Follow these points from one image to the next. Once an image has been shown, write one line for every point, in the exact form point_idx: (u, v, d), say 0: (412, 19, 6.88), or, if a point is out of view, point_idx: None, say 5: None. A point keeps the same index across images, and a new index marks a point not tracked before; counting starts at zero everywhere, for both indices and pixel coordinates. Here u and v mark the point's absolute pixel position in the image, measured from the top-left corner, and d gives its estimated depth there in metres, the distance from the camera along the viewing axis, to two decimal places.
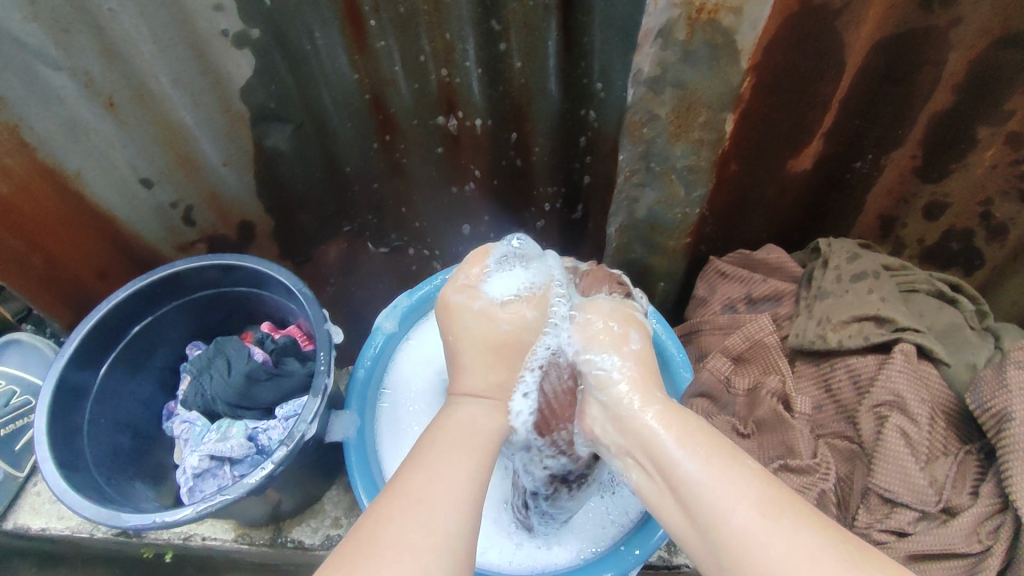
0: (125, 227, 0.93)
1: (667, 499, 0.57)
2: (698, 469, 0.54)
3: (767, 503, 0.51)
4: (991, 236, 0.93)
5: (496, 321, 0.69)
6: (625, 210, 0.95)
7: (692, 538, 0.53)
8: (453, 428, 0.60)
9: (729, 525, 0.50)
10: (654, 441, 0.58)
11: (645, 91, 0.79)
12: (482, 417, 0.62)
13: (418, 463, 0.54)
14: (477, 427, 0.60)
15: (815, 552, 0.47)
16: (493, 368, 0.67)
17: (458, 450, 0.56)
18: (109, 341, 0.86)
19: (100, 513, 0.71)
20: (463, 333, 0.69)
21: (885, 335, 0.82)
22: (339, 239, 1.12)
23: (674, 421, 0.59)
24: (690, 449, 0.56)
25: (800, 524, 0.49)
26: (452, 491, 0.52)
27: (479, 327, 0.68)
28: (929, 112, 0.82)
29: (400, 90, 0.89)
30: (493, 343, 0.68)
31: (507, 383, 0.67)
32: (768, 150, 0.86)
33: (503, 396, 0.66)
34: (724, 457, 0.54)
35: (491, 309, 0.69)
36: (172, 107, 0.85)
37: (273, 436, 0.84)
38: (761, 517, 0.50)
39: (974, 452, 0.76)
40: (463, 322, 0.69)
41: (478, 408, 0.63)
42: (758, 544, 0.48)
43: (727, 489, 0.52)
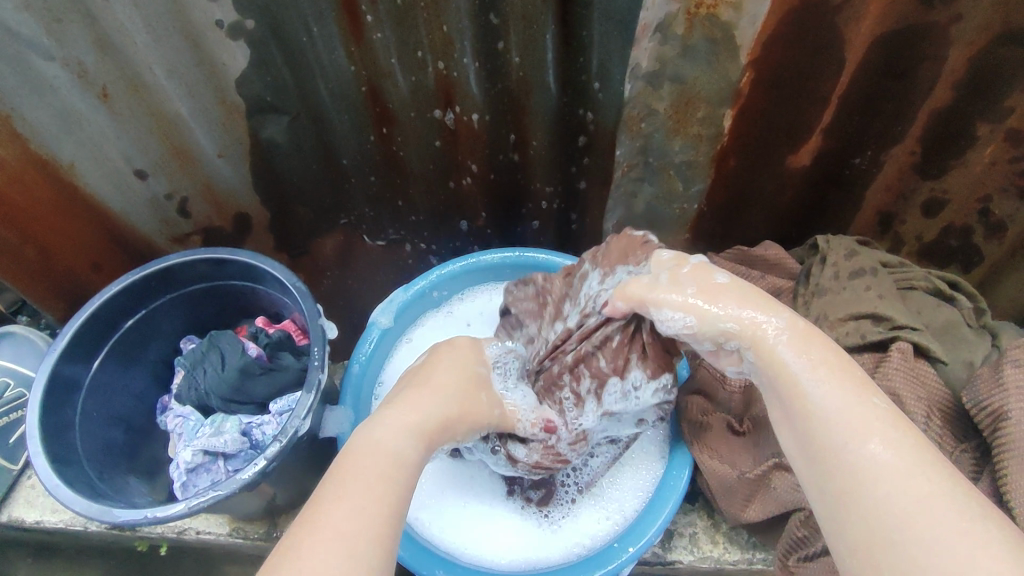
0: (120, 219, 0.92)
1: (786, 430, 0.56)
2: (829, 397, 0.53)
3: (897, 441, 0.49)
4: (989, 233, 0.93)
5: (480, 393, 0.71)
6: (624, 204, 0.97)
7: (804, 466, 0.54)
8: (362, 452, 0.53)
9: (847, 454, 0.50)
10: (784, 370, 0.56)
11: (643, 86, 0.80)
12: (404, 445, 0.56)
13: (342, 496, 0.49)
14: (388, 449, 0.54)
15: (934, 495, 0.46)
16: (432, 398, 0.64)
17: (371, 478, 0.51)
18: (103, 333, 0.85)
19: (92, 508, 0.71)
20: (452, 369, 0.70)
21: (881, 334, 0.81)
22: (336, 232, 1.11)
23: (810, 349, 0.57)
24: (823, 377, 0.55)
25: (922, 465, 0.47)
26: (377, 519, 0.48)
27: (467, 377, 0.71)
28: (929, 108, 0.81)
29: (397, 83, 0.88)
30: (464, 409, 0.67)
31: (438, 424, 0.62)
32: (766, 146, 0.86)
33: (431, 432, 0.60)
34: (855, 388, 0.53)
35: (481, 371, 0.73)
36: (166, 98, 0.84)
37: (267, 431, 0.84)
38: (889, 452, 0.49)
39: (970, 451, 0.75)
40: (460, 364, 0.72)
41: (391, 432, 0.57)
42: (873, 476, 0.48)
43: (856, 419, 0.51)
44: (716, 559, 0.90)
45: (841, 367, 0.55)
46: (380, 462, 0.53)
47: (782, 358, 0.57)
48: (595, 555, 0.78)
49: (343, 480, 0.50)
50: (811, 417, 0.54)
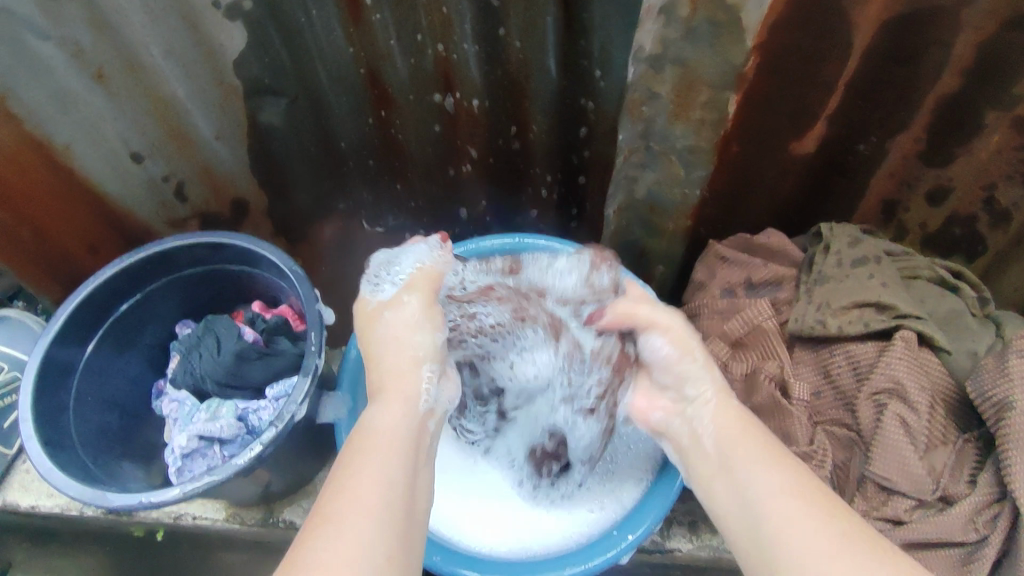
0: (116, 203, 0.91)
1: (718, 488, 0.60)
2: (754, 459, 0.59)
3: (802, 491, 0.54)
4: (994, 223, 0.92)
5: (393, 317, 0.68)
6: (624, 189, 0.93)
7: (733, 525, 0.57)
8: (365, 432, 0.58)
9: (768, 505, 0.54)
10: (716, 435, 0.64)
11: (645, 69, 0.77)
12: (392, 413, 0.61)
13: (334, 480, 0.53)
14: (386, 426, 0.59)
15: (844, 536, 0.50)
16: (398, 361, 0.65)
17: (375, 457, 0.55)
18: (98, 317, 0.84)
19: (86, 492, 0.70)
20: (367, 329, 0.69)
21: (885, 322, 0.80)
22: (334, 218, 1.10)
23: (731, 420, 0.64)
24: (751, 444, 0.61)
25: (835, 513, 0.52)
26: (368, 495, 0.52)
27: (375, 322, 0.69)
28: (936, 94, 0.80)
29: (396, 66, 0.86)
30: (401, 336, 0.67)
31: (397, 382, 0.64)
32: (769, 132, 0.84)
33: (398, 392, 0.63)
34: (778, 454, 0.59)
35: (373, 307, 0.70)
36: (162, 79, 0.82)
37: (264, 416, 0.83)
38: (795, 502, 0.53)
39: (973, 440, 0.75)
40: (363, 320, 0.70)
41: (386, 407, 0.61)
42: (787, 521, 0.52)
43: (768, 475, 0.56)
44: (714, 547, 0.90)
45: (761, 438, 0.61)
46: (382, 439, 0.58)
47: (713, 430, 0.64)
48: (593, 543, 0.77)
49: (348, 466, 0.54)
50: (742, 475, 0.58)
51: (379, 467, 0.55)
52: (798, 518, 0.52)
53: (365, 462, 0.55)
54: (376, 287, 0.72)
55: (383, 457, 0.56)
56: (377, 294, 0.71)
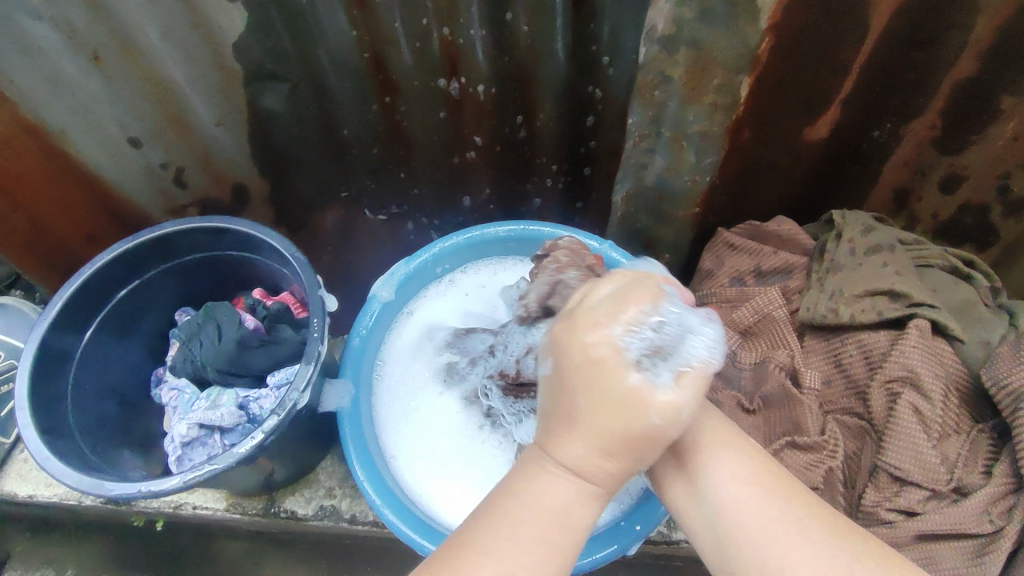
0: (115, 189, 0.89)
1: (673, 478, 0.56)
2: (700, 441, 0.54)
3: (758, 477, 0.51)
4: (1007, 212, 0.91)
5: (647, 413, 0.46)
6: (633, 175, 0.90)
7: (694, 517, 0.53)
8: (538, 512, 0.48)
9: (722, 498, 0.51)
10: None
11: (658, 50, 0.73)
12: (576, 507, 0.48)
13: (488, 547, 0.47)
14: (576, 524, 0.48)
15: (803, 523, 0.49)
16: (611, 454, 0.47)
17: (543, 543, 0.47)
18: (95, 303, 0.83)
19: (83, 481, 0.68)
20: (587, 392, 0.47)
21: (899, 310, 0.79)
22: (336, 206, 1.08)
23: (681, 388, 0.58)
24: (700, 424, 0.55)
25: (796, 501, 0.50)
26: None
27: (623, 413, 0.46)
28: (952, 79, 0.78)
29: (400, 50, 0.84)
30: (636, 438, 0.46)
31: (616, 475, 0.48)
32: (781, 117, 0.83)
33: (608, 487, 0.49)
34: (728, 435, 0.54)
35: (642, 387, 0.46)
36: (160, 62, 0.80)
37: (265, 405, 0.82)
38: (749, 488, 0.51)
39: (987, 431, 0.74)
40: (606, 387, 0.46)
41: (575, 492, 0.48)
42: (750, 519, 0.50)
43: (724, 463, 0.52)
44: None
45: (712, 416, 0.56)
46: (552, 525, 0.48)
47: None
48: (600, 533, 0.77)
49: (504, 534, 0.47)
50: (694, 465, 0.53)
51: (543, 561, 0.47)
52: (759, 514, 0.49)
53: (518, 548, 0.47)
54: (639, 338, 0.48)
55: (550, 560, 0.47)
56: (637, 353, 0.47)
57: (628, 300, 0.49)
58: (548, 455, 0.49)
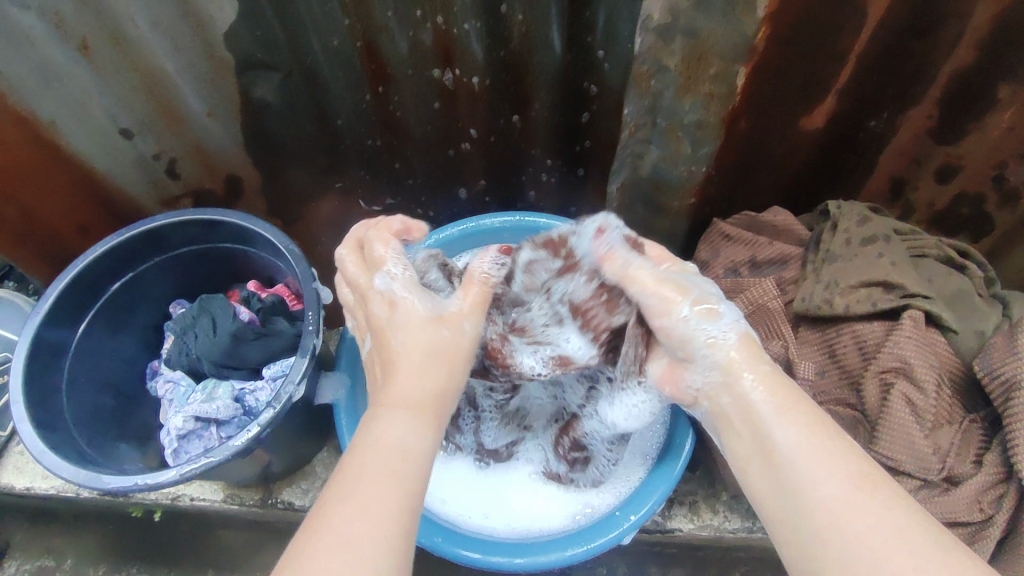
0: (106, 181, 0.88)
1: (758, 472, 0.54)
2: (798, 437, 0.53)
3: (867, 483, 0.48)
4: (1003, 202, 0.91)
5: (432, 326, 0.58)
6: (629, 166, 0.89)
7: (776, 513, 0.51)
8: (377, 453, 0.49)
9: (823, 496, 0.49)
10: (757, 410, 0.56)
11: (654, 40, 0.72)
12: (413, 438, 0.51)
13: (342, 494, 0.46)
14: (410, 445, 0.50)
15: (908, 534, 0.45)
16: (425, 374, 0.56)
17: (390, 475, 0.48)
18: (90, 296, 0.83)
19: (80, 474, 0.69)
20: (397, 336, 0.58)
21: (893, 301, 0.79)
22: (330, 196, 1.07)
23: (779, 390, 0.57)
24: (791, 418, 0.54)
25: (901, 509, 0.46)
26: (380, 525, 0.45)
27: (415, 334, 0.58)
28: (951, 68, 0.78)
29: (393, 38, 0.83)
30: (432, 349, 0.57)
31: (439, 393, 0.56)
32: (779, 105, 0.82)
33: (438, 409, 0.55)
34: (829, 431, 0.53)
35: (426, 314, 0.59)
36: (150, 52, 0.79)
37: (261, 397, 0.82)
38: (859, 492, 0.48)
39: (980, 421, 0.75)
40: (398, 323, 0.59)
41: (407, 423, 0.52)
42: (847, 518, 0.47)
43: (827, 462, 0.50)
44: (716, 527, 0.90)
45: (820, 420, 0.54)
46: (395, 460, 0.49)
47: (757, 401, 0.57)
48: (595, 523, 0.77)
49: (354, 476, 0.47)
50: (782, 456, 0.52)
51: (391, 491, 0.47)
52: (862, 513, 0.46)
53: (365, 484, 0.47)
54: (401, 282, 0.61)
55: (397, 485, 0.47)
56: (416, 293, 0.60)
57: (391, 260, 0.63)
58: (384, 402, 0.54)
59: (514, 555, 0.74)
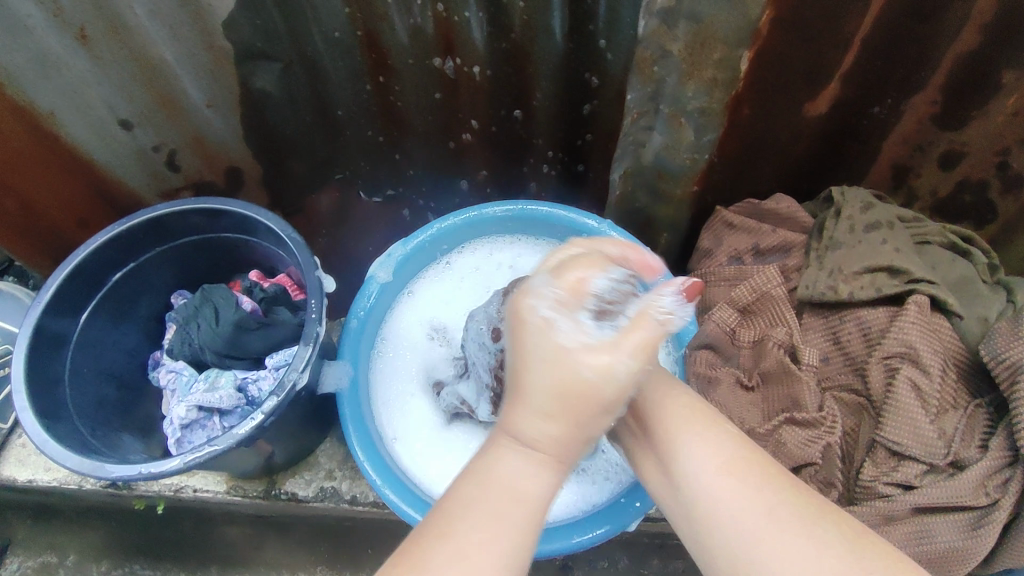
0: (106, 173, 0.88)
1: (651, 466, 0.57)
2: (673, 429, 0.55)
3: (732, 463, 0.51)
4: (1005, 189, 0.91)
5: (577, 368, 0.46)
6: (631, 154, 0.88)
7: (672, 505, 0.54)
8: (495, 483, 0.46)
9: (700, 485, 0.51)
10: (642, 401, 0.59)
11: (657, 24, 0.71)
12: (525, 477, 0.47)
13: (443, 532, 0.44)
14: (522, 485, 0.47)
15: (774, 508, 0.47)
16: (551, 420, 0.47)
17: (495, 518, 0.45)
18: (90, 286, 0.82)
19: (83, 463, 0.68)
20: (534, 370, 0.47)
21: (898, 287, 0.79)
22: (331, 188, 1.07)
23: (662, 376, 0.60)
24: (671, 407, 0.57)
25: (767, 483, 0.48)
26: (479, 573, 0.43)
27: (554, 377, 0.46)
28: (955, 53, 0.78)
29: (394, 27, 0.83)
30: (568, 398, 0.46)
31: (564, 441, 0.47)
32: (782, 92, 0.81)
33: (562, 454, 0.48)
34: (705, 417, 0.55)
35: (572, 344, 0.46)
36: (150, 42, 0.78)
37: (263, 387, 0.82)
38: (722, 474, 0.50)
39: (984, 406, 0.75)
40: (537, 354, 0.47)
41: (533, 465, 0.47)
42: (720, 506, 0.49)
43: (699, 449, 0.52)
44: None
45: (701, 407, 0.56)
46: (512, 500, 0.46)
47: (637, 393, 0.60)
48: (600, 511, 0.77)
49: (460, 514, 0.45)
50: (663, 446, 0.55)
51: (497, 536, 0.44)
52: (729, 495, 0.49)
53: (470, 521, 0.45)
54: (553, 304, 0.48)
55: (503, 529, 0.45)
56: (564, 315, 0.48)
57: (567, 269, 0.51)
58: (504, 439, 0.48)
59: None
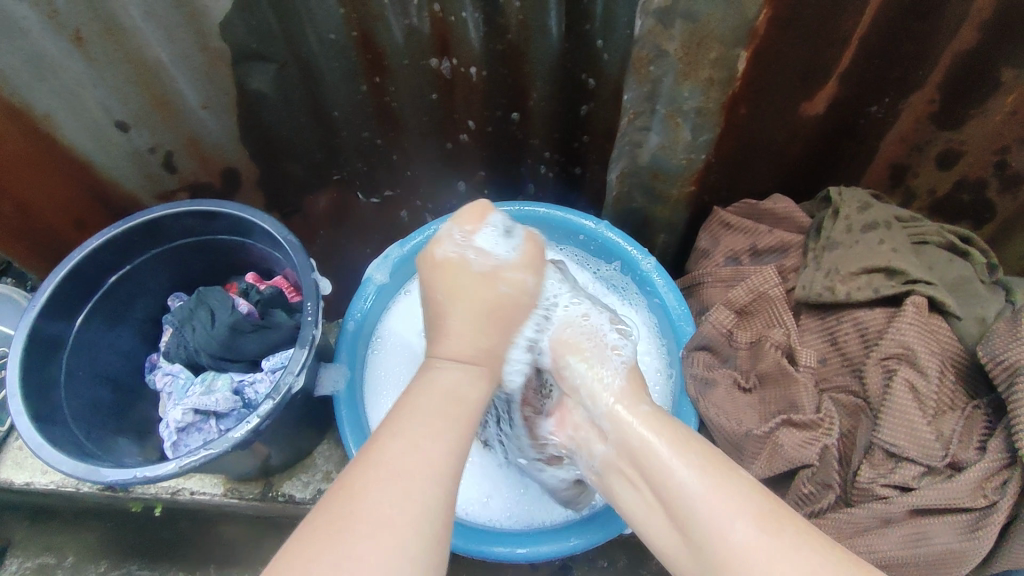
0: (101, 175, 0.87)
1: (662, 520, 0.57)
2: (691, 483, 0.54)
3: (764, 520, 0.50)
4: (1004, 188, 0.90)
5: (497, 283, 0.63)
6: (628, 154, 0.88)
7: (689, 561, 0.54)
8: (435, 391, 0.54)
9: (731, 542, 0.50)
10: (648, 448, 0.59)
11: (653, 24, 0.70)
12: (465, 383, 0.56)
13: (395, 431, 0.50)
14: (461, 390, 0.55)
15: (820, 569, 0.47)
16: (481, 333, 0.61)
17: (437, 419, 0.51)
18: (85, 289, 0.82)
19: (79, 468, 0.68)
20: (449, 293, 0.62)
21: (895, 288, 0.79)
22: (328, 188, 1.07)
23: (661, 425, 0.61)
24: (684, 458, 0.56)
25: (804, 543, 0.48)
26: (428, 458, 0.48)
27: (478, 292, 0.62)
28: (952, 52, 0.77)
29: (390, 27, 0.82)
30: (494, 308, 0.62)
31: (492, 351, 0.61)
32: (779, 92, 0.81)
33: (491, 362, 0.60)
34: (720, 467, 0.55)
35: (487, 269, 0.64)
36: (145, 43, 0.78)
37: (260, 389, 0.82)
38: (756, 530, 0.50)
39: (982, 407, 0.75)
40: (457, 280, 0.63)
41: (461, 373, 0.57)
42: (756, 564, 0.48)
43: (725, 503, 0.52)
44: None
45: (715, 458, 0.56)
46: (450, 401, 0.54)
47: (637, 442, 0.60)
48: (598, 514, 0.77)
49: (409, 417, 0.51)
50: (681, 500, 0.54)
51: (445, 430, 0.51)
52: (766, 555, 0.48)
53: (423, 421, 0.51)
54: (462, 240, 0.65)
55: (452, 429, 0.52)
56: (472, 249, 0.64)
57: (461, 220, 0.66)
58: (439, 353, 0.59)
59: (518, 546, 0.74)
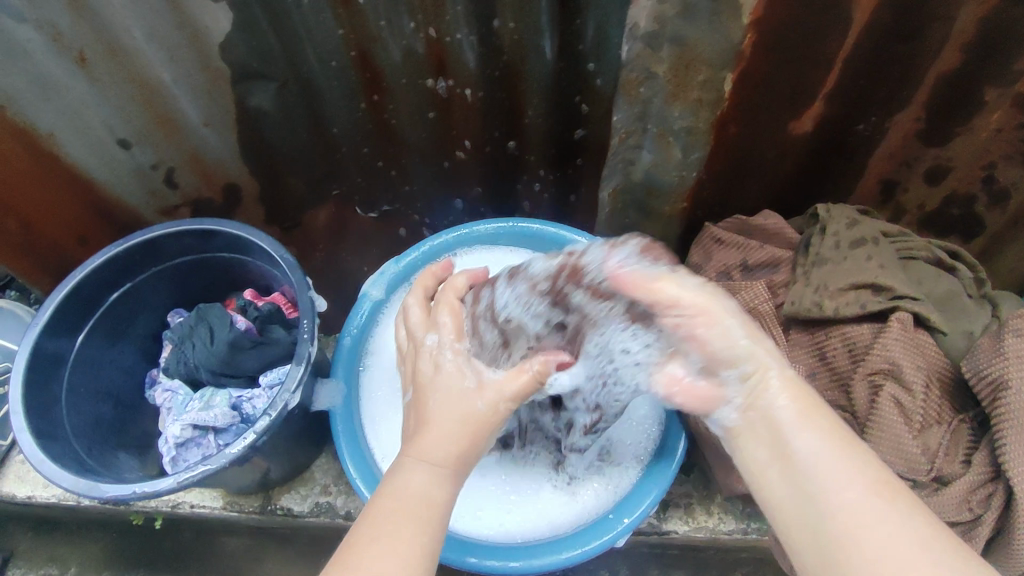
0: (106, 192, 0.89)
1: (774, 476, 0.58)
2: (858, 496, 0.52)
3: (879, 485, 0.53)
4: (993, 202, 0.92)
5: (474, 399, 0.60)
6: (620, 173, 0.89)
7: (790, 511, 0.56)
8: (399, 493, 0.53)
9: (842, 504, 0.52)
10: (775, 416, 0.59)
11: (641, 48, 0.72)
12: (433, 486, 0.55)
13: (369, 535, 0.50)
14: (431, 493, 0.54)
15: (923, 537, 0.50)
16: (455, 440, 0.58)
17: (408, 519, 0.52)
18: (88, 306, 0.84)
19: (80, 483, 0.70)
20: (434, 395, 0.60)
21: (881, 303, 0.80)
22: (327, 204, 1.08)
23: (799, 397, 0.60)
24: (809, 428, 0.58)
25: (911, 512, 0.51)
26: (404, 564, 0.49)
27: (456, 403, 0.59)
28: (938, 73, 0.79)
29: (388, 48, 0.84)
30: (470, 421, 0.59)
31: (463, 458, 0.58)
32: (768, 112, 0.83)
33: (459, 467, 0.57)
34: (844, 437, 0.57)
35: (472, 383, 0.60)
36: (148, 63, 0.79)
37: (258, 404, 0.84)
38: (874, 497, 0.52)
39: (968, 420, 0.76)
40: (443, 384, 0.61)
41: (432, 477, 0.55)
42: (866, 522, 0.51)
43: (844, 466, 0.54)
44: (710, 528, 0.91)
45: (842, 434, 0.57)
46: (416, 504, 0.53)
47: (775, 410, 0.60)
48: (590, 526, 0.78)
49: (381, 519, 0.51)
50: (806, 465, 0.56)
51: (414, 534, 0.51)
52: (876, 516, 0.51)
53: (390, 524, 0.51)
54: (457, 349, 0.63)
55: (420, 528, 0.52)
56: (466, 362, 0.62)
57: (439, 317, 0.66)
58: (410, 452, 0.57)
59: (509, 559, 0.76)
